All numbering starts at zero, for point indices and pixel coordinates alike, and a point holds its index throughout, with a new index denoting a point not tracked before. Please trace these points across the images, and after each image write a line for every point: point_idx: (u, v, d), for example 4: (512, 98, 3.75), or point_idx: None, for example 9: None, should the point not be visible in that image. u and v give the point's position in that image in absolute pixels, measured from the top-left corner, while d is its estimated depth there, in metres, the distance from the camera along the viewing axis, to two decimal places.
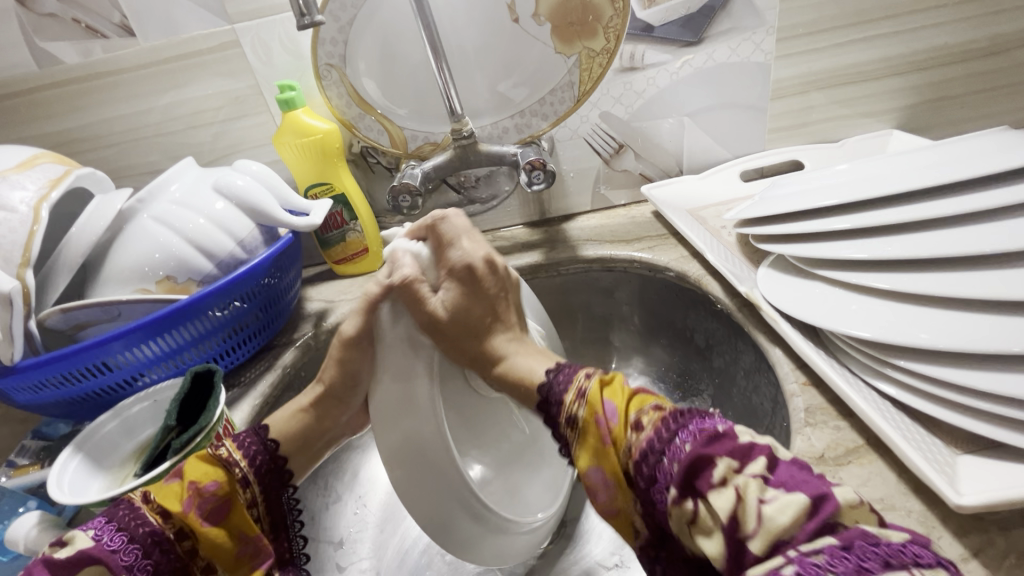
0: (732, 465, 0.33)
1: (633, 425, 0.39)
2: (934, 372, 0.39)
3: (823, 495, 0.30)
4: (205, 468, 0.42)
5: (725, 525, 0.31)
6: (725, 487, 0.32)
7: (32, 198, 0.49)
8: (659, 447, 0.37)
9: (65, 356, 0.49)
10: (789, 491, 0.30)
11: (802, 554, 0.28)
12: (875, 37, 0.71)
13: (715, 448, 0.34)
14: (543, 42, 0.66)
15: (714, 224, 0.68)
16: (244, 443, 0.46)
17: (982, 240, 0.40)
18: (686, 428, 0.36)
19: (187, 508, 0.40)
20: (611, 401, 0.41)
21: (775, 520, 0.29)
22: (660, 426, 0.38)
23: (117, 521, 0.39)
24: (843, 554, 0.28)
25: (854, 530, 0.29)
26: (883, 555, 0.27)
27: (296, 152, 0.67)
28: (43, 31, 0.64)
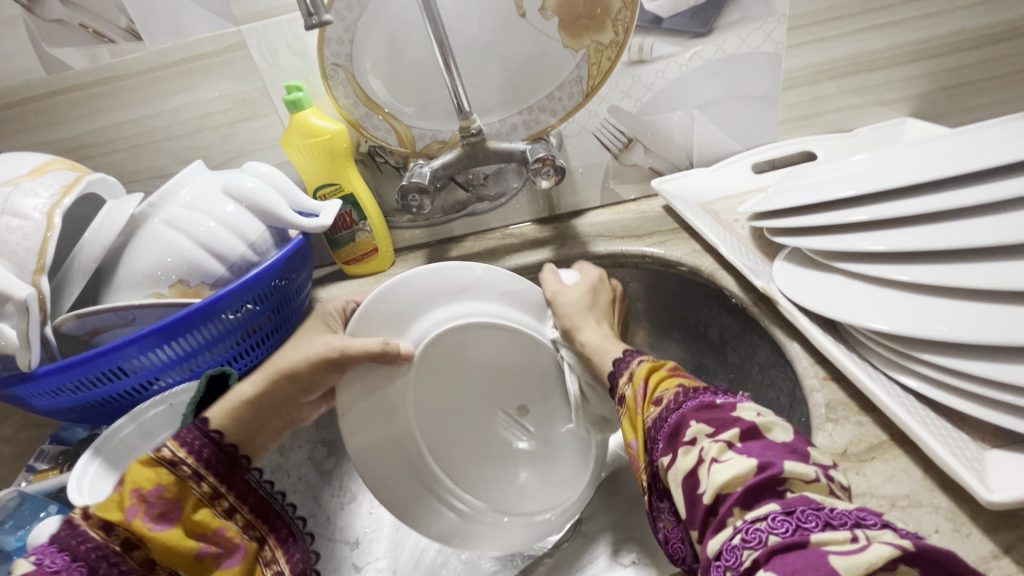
0: (706, 430, 0.36)
1: (655, 399, 0.42)
2: (959, 366, 0.38)
3: (772, 461, 0.33)
4: (145, 473, 0.42)
5: (684, 477, 0.35)
6: (693, 447, 0.36)
7: (45, 205, 0.49)
8: (665, 415, 0.40)
9: (82, 362, 0.49)
10: (745, 456, 0.33)
11: (747, 521, 0.31)
12: (888, 23, 0.70)
13: (701, 415, 0.37)
14: (551, 36, 0.65)
15: (726, 217, 0.68)
16: (185, 437, 0.45)
17: (1006, 230, 0.39)
18: (693, 400, 0.39)
19: (132, 516, 0.40)
20: (642, 378, 0.45)
21: (719, 475, 0.33)
22: (673, 398, 0.41)
23: (59, 543, 0.38)
24: (782, 518, 0.30)
25: (799, 498, 0.31)
26: (824, 517, 0.29)
27: (304, 153, 0.67)
28: (50, 36, 0.64)
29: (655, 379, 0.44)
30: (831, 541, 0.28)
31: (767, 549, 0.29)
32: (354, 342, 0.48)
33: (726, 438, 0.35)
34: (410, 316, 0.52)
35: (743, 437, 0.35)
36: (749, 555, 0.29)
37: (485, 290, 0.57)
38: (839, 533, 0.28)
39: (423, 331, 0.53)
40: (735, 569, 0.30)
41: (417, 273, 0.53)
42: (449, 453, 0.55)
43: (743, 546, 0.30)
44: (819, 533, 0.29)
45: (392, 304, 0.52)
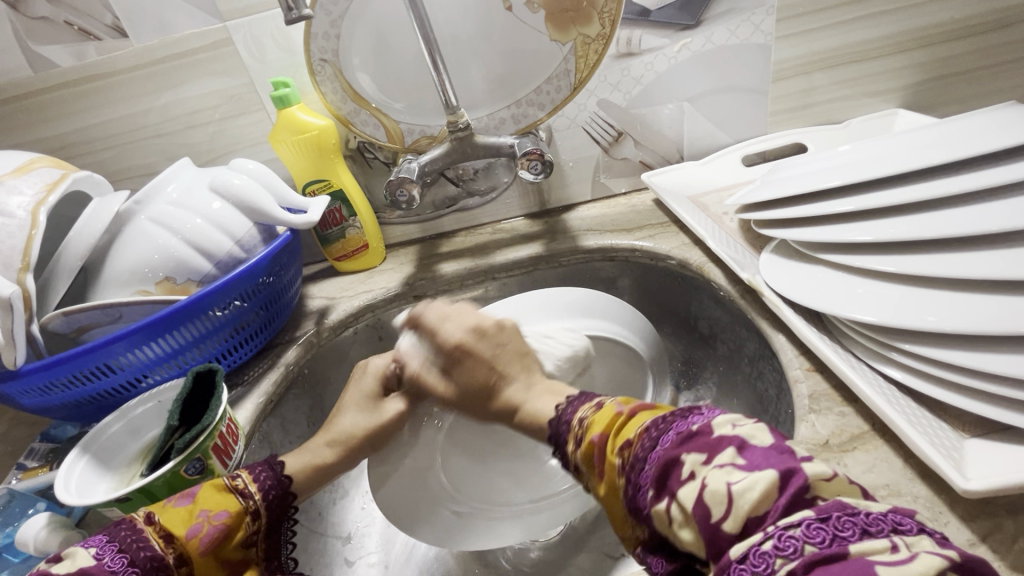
0: (700, 459, 0.34)
1: (623, 445, 0.40)
2: (941, 355, 0.38)
3: (793, 469, 0.31)
4: (218, 498, 0.44)
5: (696, 515, 0.32)
6: (693, 481, 0.33)
7: (30, 203, 0.49)
8: (642, 457, 0.38)
9: (69, 358, 0.50)
10: (757, 470, 0.31)
11: (780, 527, 0.29)
12: (878, 13, 0.69)
13: (687, 447, 0.35)
14: (538, 30, 0.65)
15: (715, 210, 0.68)
16: (255, 472, 0.47)
17: (987, 219, 0.39)
18: (666, 432, 0.38)
19: (192, 534, 0.42)
20: (597, 430, 0.42)
21: (745, 499, 0.30)
22: (645, 436, 0.39)
23: (119, 541, 0.40)
24: (818, 525, 0.28)
25: (833, 503, 0.30)
26: (861, 524, 0.28)
27: (292, 150, 0.67)
28: (35, 34, 0.63)
29: (615, 427, 0.42)
30: (874, 550, 0.27)
31: (806, 559, 0.27)
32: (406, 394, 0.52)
33: (726, 461, 0.33)
34: None
35: (740, 452, 0.33)
36: (783, 564, 0.28)
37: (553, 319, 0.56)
38: (878, 542, 0.27)
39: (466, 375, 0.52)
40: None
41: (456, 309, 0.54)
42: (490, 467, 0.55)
43: (776, 555, 0.28)
44: (858, 543, 0.28)
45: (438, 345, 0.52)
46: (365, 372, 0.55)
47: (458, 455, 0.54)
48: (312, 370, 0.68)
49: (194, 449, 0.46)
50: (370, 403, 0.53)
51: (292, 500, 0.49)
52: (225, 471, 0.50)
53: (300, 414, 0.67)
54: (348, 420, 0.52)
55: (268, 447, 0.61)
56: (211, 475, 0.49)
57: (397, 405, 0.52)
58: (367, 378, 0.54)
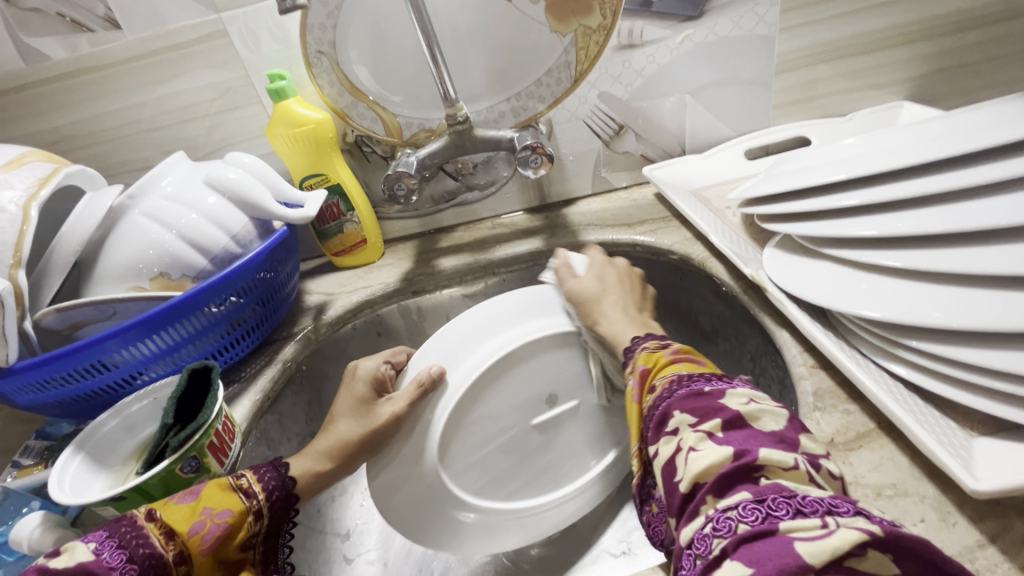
0: (688, 420, 0.35)
1: (652, 387, 0.42)
2: (948, 353, 0.37)
3: (747, 449, 0.32)
4: (222, 497, 0.44)
5: (665, 466, 0.35)
6: (674, 436, 0.35)
7: (21, 198, 0.49)
8: (659, 402, 0.39)
9: (63, 355, 0.49)
10: (721, 445, 0.33)
11: (719, 509, 0.30)
12: (883, 5, 0.68)
13: (688, 403, 0.36)
14: (539, 21, 0.64)
15: (718, 205, 0.67)
16: (261, 472, 0.47)
17: (997, 213, 0.38)
18: (684, 387, 0.38)
19: (195, 531, 0.41)
20: (643, 364, 0.44)
21: (696, 463, 0.33)
22: (670, 382, 0.40)
23: (117, 537, 0.39)
24: (753, 507, 0.29)
25: (771, 486, 0.30)
26: (795, 504, 0.29)
27: (288, 144, 0.66)
28: (27, 26, 0.62)
29: (657, 366, 0.43)
30: (801, 528, 0.27)
31: (736, 537, 0.28)
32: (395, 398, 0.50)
33: (708, 428, 0.34)
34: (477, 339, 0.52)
35: (724, 426, 0.34)
36: (719, 544, 0.29)
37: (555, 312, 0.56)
38: (809, 520, 0.28)
39: (493, 349, 0.52)
40: (704, 558, 0.30)
41: (465, 313, 0.54)
42: (500, 475, 0.53)
43: (714, 535, 0.30)
44: (789, 522, 0.28)
45: (439, 345, 0.52)
46: (354, 376, 0.54)
47: (461, 456, 0.50)
48: (310, 366, 0.67)
49: (189, 447, 0.46)
50: (362, 408, 0.51)
51: (295, 502, 0.49)
52: (221, 468, 0.49)
53: (297, 410, 0.66)
54: (342, 427, 0.51)
55: (266, 444, 0.61)
56: (207, 473, 0.48)
57: (392, 407, 0.49)
58: (357, 383, 0.53)
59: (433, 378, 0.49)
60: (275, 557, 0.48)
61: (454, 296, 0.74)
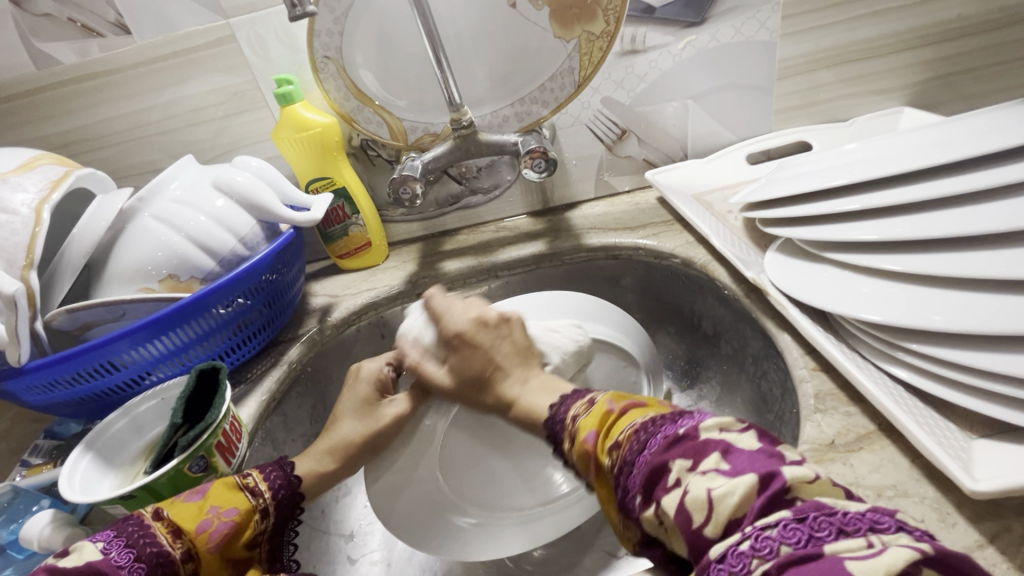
0: (685, 465, 0.34)
1: (610, 446, 0.40)
2: (948, 356, 0.38)
3: (772, 472, 0.31)
4: (229, 496, 0.44)
5: (680, 523, 0.33)
6: (677, 488, 0.34)
7: (34, 200, 0.49)
8: (631, 459, 0.38)
9: (73, 356, 0.50)
10: (739, 475, 0.32)
11: (757, 528, 0.30)
12: (884, 11, 0.69)
13: (672, 453, 0.35)
14: (543, 27, 0.64)
15: (720, 208, 0.68)
16: (267, 472, 0.48)
17: (996, 217, 0.38)
18: (654, 436, 0.37)
19: (201, 529, 0.42)
20: (588, 429, 0.42)
21: (725, 503, 0.31)
22: (633, 440, 0.38)
23: (126, 537, 0.39)
24: (794, 525, 0.29)
25: (810, 504, 0.30)
26: (837, 523, 0.29)
27: (295, 147, 0.67)
28: (39, 31, 0.63)
29: (606, 426, 0.42)
30: (848, 548, 0.28)
31: (779, 560, 0.28)
32: (397, 401, 0.52)
33: (711, 466, 0.33)
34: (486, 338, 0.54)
35: (725, 458, 0.33)
36: (759, 564, 0.29)
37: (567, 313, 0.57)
38: (853, 540, 0.28)
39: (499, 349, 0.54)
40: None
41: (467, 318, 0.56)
42: (495, 475, 0.54)
43: (752, 555, 0.29)
44: (833, 542, 0.28)
45: (432, 352, 0.54)
46: (359, 377, 0.55)
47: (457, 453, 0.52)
48: (314, 368, 0.68)
49: (197, 447, 0.46)
50: (368, 409, 0.52)
51: (301, 501, 0.50)
52: (229, 468, 0.50)
53: (302, 412, 0.66)
54: (347, 428, 0.52)
55: (271, 444, 0.61)
56: (215, 473, 0.49)
57: (396, 408, 0.52)
58: (361, 384, 0.54)
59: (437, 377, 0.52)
60: (281, 555, 0.49)
61: None
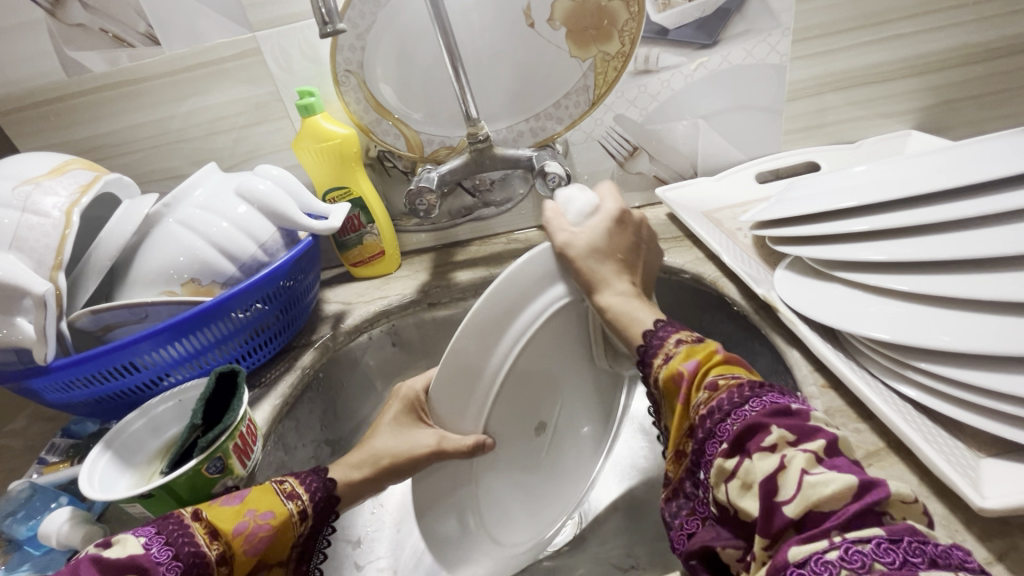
0: (787, 437, 0.35)
1: (707, 385, 0.42)
2: (956, 375, 0.38)
3: (875, 482, 0.31)
4: (266, 499, 0.45)
5: (765, 483, 0.33)
6: (773, 453, 0.34)
7: (64, 203, 0.51)
8: (724, 407, 0.39)
9: (96, 356, 0.51)
10: (838, 471, 0.32)
11: (847, 539, 0.29)
12: (891, 38, 0.71)
13: (778, 420, 0.36)
14: (558, 46, 0.66)
15: (729, 226, 0.69)
16: (306, 479, 0.48)
17: (1001, 242, 0.39)
18: (757, 398, 0.38)
19: (238, 530, 0.42)
20: (690, 361, 0.45)
21: (816, 489, 0.31)
22: (732, 391, 0.40)
23: (167, 534, 0.40)
24: (888, 546, 0.28)
25: (903, 526, 0.30)
26: (930, 553, 0.28)
27: (314, 158, 0.68)
28: (71, 41, 0.65)
29: (709, 363, 0.44)
30: None
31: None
32: (446, 435, 0.48)
33: (813, 450, 0.33)
34: (470, 376, 0.47)
35: (828, 450, 0.33)
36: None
37: (526, 299, 0.49)
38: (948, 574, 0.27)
39: (495, 370, 0.48)
40: None
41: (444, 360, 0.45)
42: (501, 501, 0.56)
43: (842, 565, 0.28)
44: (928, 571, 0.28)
45: (443, 403, 0.48)
46: (397, 396, 0.53)
47: (471, 487, 0.52)
48: (326, 374, 0.69)
49: (217, 449, 0.48)
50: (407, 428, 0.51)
51: (335, 508, 0.49)
52: (243, 470, 0.51)
53: (313, 418, 0.67)
54: (383, 442, 0.50)
55: (283, 449, 0.61)
56: (230, 475, 0.50)
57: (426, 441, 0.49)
58: (394, 403, 0.52)
59: (461, 441, 0.48)
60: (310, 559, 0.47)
61: (468, 308, 0.75)
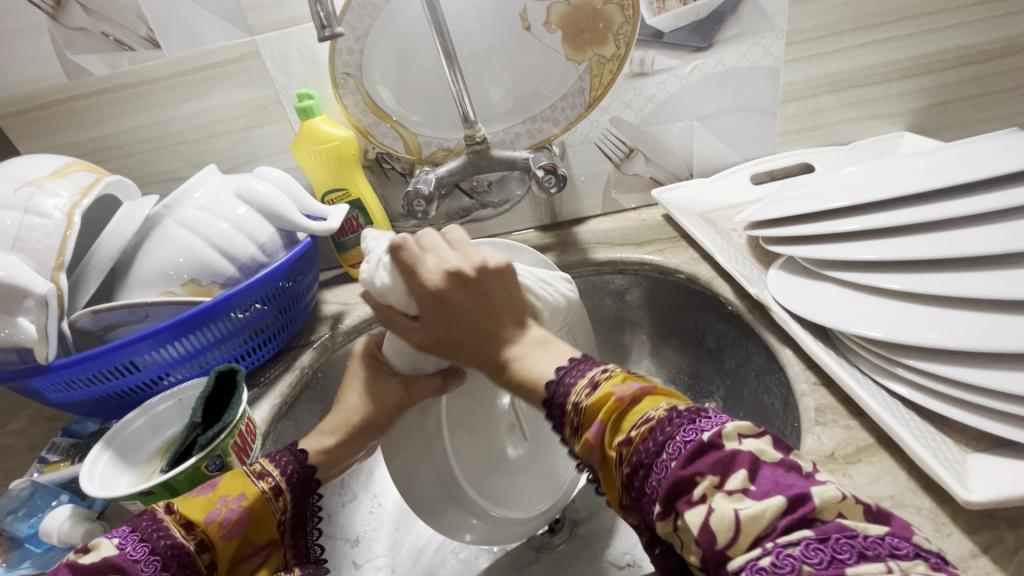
0: (714, 481, 0.31)
1: (621, 442, 0.36)
2: (945, 371, 0.39)
3: (800, 495, 0.29)
4: (236, 483, 0.44)
5: (702, 539, 0.30)
6: (703, 503, 0.31)
7: (65, 205, 0.51)
8: (645, 460, 0.34)
9: (97, 355, 0.51)
10: (766, 499, 0.30)
11: (777, 544, 0.28)
12: (884, 40, 0.71)
13: (699, 462, 0.32)
14: (554, 49, 0.67)
15: (724, 226, 0.69)
16: (277, 457, 0.48)
17: (988, 240, 0.40)
18: (674, 440, 0.33)
19: (209, 519, 0.42)
20: (596, 418, 0.38)
21: (749, 527, 0.29)
22: (645, 439, 0.34)
23: (140, 531, 0.39)
24: (816, 545, 0.28)
25: (832, 524, 0.29)
26: (858, 547, 0.28)
27: (313, 160, 0.69)
28: (73, 44, 0.66)
29: (614, 415, 0.37)
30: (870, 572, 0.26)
31: None
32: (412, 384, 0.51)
33: (737, 485, 0.31)
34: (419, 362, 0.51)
35: (751, 477, 0.31)
36: None
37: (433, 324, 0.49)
38: (875, 565, 0.27)
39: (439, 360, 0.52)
40: None
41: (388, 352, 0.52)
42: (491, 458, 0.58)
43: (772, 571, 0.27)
44: (855, 566, 0.27)
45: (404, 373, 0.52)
46: (357, 358, 0.54)
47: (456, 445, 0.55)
48: (325, 374, 0.69)
49: (215, 447, 0.48)
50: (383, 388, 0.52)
51: (315, 486, 0.48)
52: None
53: (311, 417, 0.67)
54: (351, 400, 0.51)
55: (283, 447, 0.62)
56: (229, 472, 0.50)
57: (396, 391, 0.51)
58: (358, 364, 0.54)
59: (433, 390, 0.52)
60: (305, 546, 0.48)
61: None
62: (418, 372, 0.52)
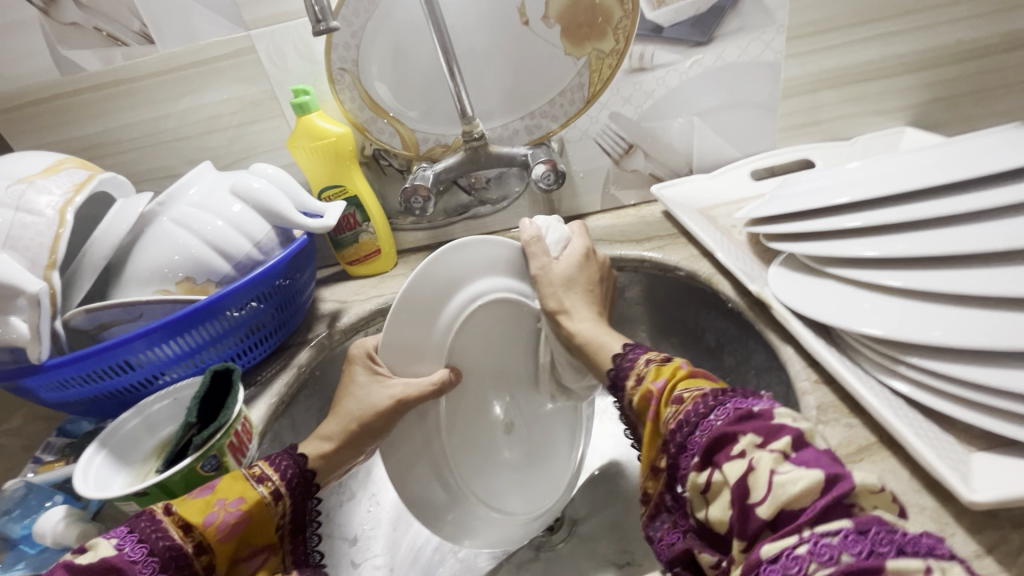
0: (755, 441, 0.34)
1: (674, 399, 0.41)
2: (948, 370, 0.39)
3: (840, 474, 0.32)
4: (236, 486, 0.43)
5: (736, 490, 0.33)
6: (742, 459, 0.34)
7: (58, 202, 0.51)
8: (692, 419, 0.38)
9: (91, 354, 0.51)
10: (806, 467, 0.32)
11: (815, 534, 0.30)
12: (886, 34, 0.71)
13: (743, 425, 0.35)
14: (553, 44, 0.66)
15: (724, 223, 0.69)
16: (276, 460, 0.47)
17: (992, 237, 0.40)
18: (723, 406, 0.38)
19: (207, 522, 0.41)
20: (659, 378, 0.44)
21: (785, 490, 0.31)
22: (697, 401, 0.39)
23: (139, 532, 0.39)
24: (856, 537, 0.29)
25: (873, 517, 0.30)
26: (898, 542, 0.29)
27: (309, 156, 0.68)
28: (65, 39, 0.65)
29: (675, 378, 0.43)
30: (908, 568, 0.28)
31: (840, 566, 0.28)
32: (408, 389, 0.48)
33: (780, 449, 0.33)
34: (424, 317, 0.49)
35: (795, 446, 0.33)
36: (816, 568, 0.28)
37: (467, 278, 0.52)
38: (914, 561, 0.28)
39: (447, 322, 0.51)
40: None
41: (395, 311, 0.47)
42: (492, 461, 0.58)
43: (811, 559, 0.29)
44: (895, 559, 0.28)
45: (398, 346, 0.49)
46: (354, 360, 0.51)
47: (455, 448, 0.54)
48: (321, 372, 0.69)
49: (211, 446, 0.47)
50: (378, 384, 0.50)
51: (313, 487, 0.49)
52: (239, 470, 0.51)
53: (309, 414, 0.68)
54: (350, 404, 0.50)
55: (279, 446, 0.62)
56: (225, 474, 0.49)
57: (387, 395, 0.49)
58: (356, 367, 0.51)
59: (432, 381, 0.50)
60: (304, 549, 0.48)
61: None
62: (415, 375, 0.50)
